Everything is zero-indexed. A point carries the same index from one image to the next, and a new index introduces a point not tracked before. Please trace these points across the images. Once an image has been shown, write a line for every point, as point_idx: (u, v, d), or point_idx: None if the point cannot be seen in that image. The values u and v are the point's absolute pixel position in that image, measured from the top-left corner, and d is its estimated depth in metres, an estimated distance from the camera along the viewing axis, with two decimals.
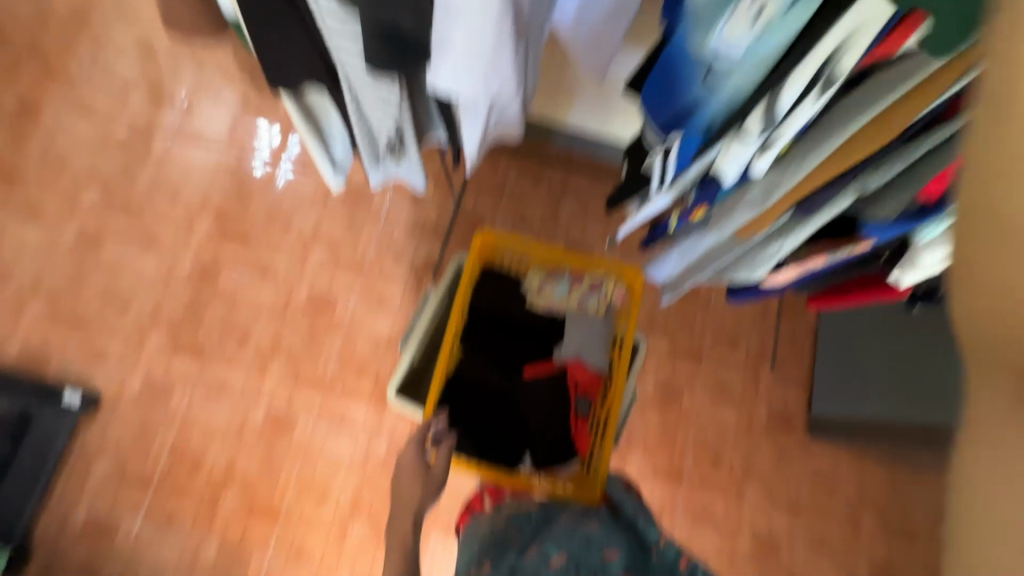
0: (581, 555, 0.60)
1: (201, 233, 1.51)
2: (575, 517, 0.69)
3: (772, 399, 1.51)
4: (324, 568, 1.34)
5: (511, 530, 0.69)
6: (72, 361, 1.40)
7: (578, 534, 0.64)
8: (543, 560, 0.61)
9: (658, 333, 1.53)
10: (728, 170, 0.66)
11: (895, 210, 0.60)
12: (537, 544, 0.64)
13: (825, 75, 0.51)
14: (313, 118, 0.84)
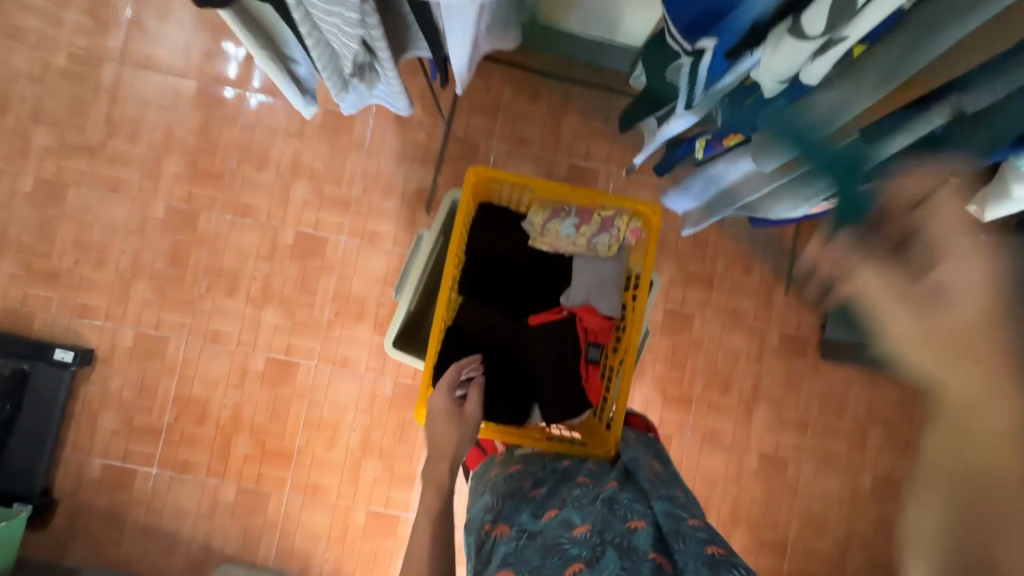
0: (603, 521, 0.60)
1: (171, 173, 1.39)
2: (596, 477, 0.69)
3: (785, 322, 1.47)
4: (341, 503, 1.37)
5: (532, 489, 0.71)
6: (57, 316, 1.34)
7: (599, 499, 0.64)
8: (565, 525, 0.61)
9: (668, 260, 1.45)
10: (771, 79, 0.57)
11: None
12: (559, 508, 0.64)
13: None
14: (265, 35, 0.67)
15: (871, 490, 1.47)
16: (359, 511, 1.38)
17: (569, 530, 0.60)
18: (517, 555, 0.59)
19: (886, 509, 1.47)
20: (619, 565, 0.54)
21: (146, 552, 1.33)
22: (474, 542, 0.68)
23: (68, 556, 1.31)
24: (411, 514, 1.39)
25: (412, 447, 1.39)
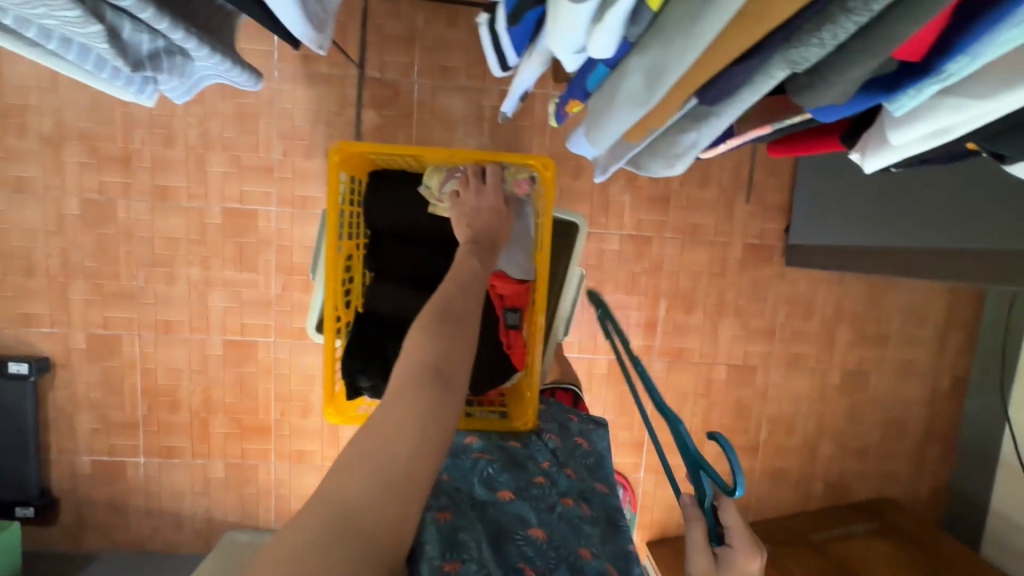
0: (558, 535, 0.61)
1: (75, 164, 1.28)
2: (554, 476, 0.69)
3: (747, 232, 1.41)
4: (327, 464, 1.43)
5: (479, 452, 0.71)
6: (3, 330, 1.32)
7: (554, 509, 0.64)
8: (521, 520, 0.61)
9: (620, 183, 1.37)
10: (574, 42, 0.48)
11: (837, 98, 0.40)
12: (515, 494, 0.64)
13: None
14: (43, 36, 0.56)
15: (840, 384, 1.50)
16: None
17: (524, 527, 0.61)
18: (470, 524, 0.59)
19: (856, 400, 1.50)
20: None
21: (154, 532, 1.41)
22: None
23: (85, 543, 1.40)
24: None
25: None
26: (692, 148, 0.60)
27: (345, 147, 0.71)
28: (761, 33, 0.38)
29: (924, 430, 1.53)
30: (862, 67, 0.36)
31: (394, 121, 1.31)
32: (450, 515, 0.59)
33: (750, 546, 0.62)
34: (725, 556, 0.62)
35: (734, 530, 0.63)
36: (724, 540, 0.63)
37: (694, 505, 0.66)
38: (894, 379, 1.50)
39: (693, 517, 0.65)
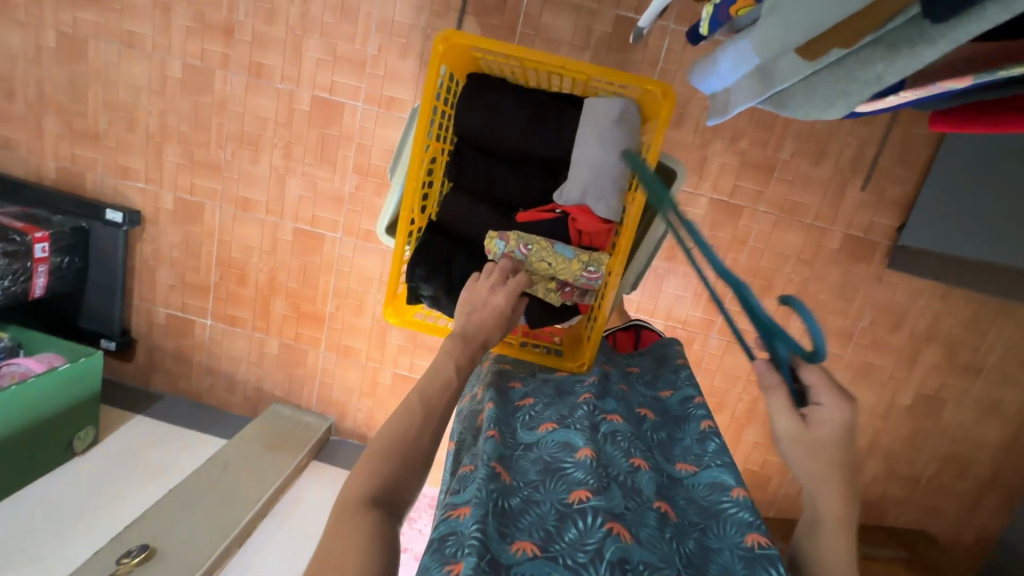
0: (606, 456, 0.56)
1: (181, 26, 1.30)
2: (602, 399, 0.65)
3: (853, 223, 1.27)
4: (371, 363, 1.49)
5: (522, 398, 0.67)
6: (104, 178, 1.41)
7: (603, 429, 0.60)
8: (567, 443, 0.57)
9: (723, 143, 1.24)
10: None
11: None
12: (557, 423, 0.60)
13: None
14: None
15: (910, 406, 1.38)
16: (386, 373, 1.49)
17: (571, 451, 0.56)
18: (515, 463, 0.56)
19: (923, 426, 1.39)
20: (625, 505, 0.51)
21: (211, 388, 1.54)
22: (459, 438, 0.65)
23: (153, 383, 1.56)
24: None
25: None
26: (865, 89, 0.46)
27: (452, 38, 0.67)
28: None
29: (990, 475, 1.40)
30: None
31: (496, 32, 1.23)
32: (485, 456, 0.54)
33: (837, 400, 0.62)
34: (814, 418, 0.62)
35: (820, 391, 0.63)
36: (811, 401, 0.63)
37: (772, 372, 0.65)
38: (973, 415, 1.37)
39: (773, 385, 0.65)
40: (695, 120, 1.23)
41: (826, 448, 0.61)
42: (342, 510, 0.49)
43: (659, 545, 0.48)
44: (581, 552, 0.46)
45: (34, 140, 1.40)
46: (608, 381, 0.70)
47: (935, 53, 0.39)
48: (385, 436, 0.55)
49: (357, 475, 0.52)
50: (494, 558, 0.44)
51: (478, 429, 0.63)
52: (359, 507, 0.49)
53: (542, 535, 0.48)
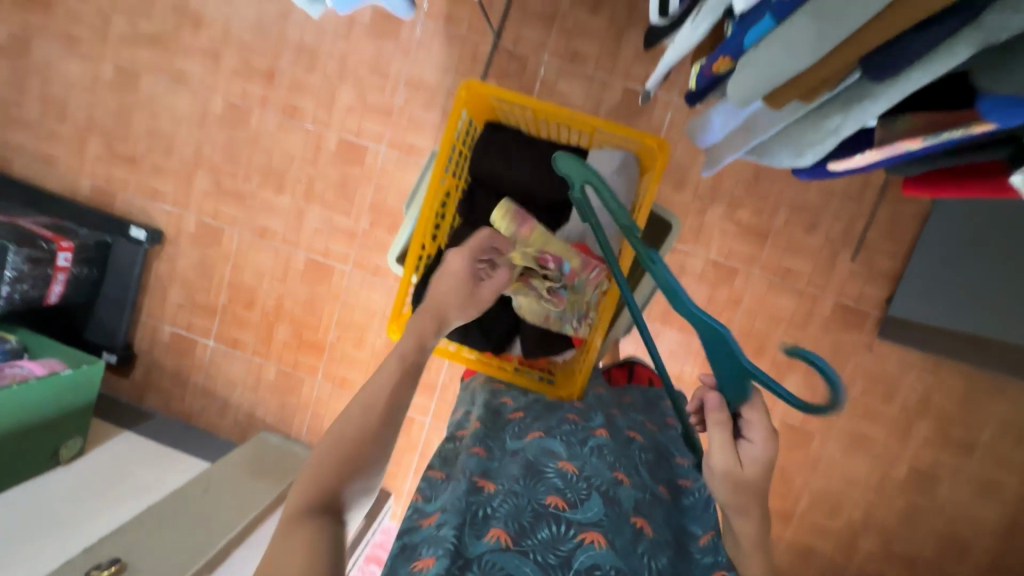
0: (590, 466, 0.57)
1: (228, 69, 1.42)
2: (589, 417, 0.68)
3: (843, 292, 1.31)
4: None
5: (512, 412, 0.70)
6: (135, 198, 1.49)
7: (589, 443, 0.61)
8: (550, 454, 0.58)
9: (719, 208, 1.32)
10: None
11: None
12: (544, 433, 0.63)
13: None
14: None
15: (904, 481, 1.36)
16: None
17: (554, 460, 0.58)
18: (496, 471, 0.58)
19: (918, 503, 1.36)
20: (603, 512, 0.52)
21: (203, 410, 1.55)
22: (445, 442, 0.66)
23: (146, 401, 1.56)
24: (427, 420, 1.48)
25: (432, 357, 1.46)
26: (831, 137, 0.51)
27: (477, 85, 0.75)
28: None
29: (989, 562, 1.36)
30: None
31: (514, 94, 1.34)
32: (468, 467, 0.57)
33: (769, 439, 0.58)
34: (746, 456, 0.58)
35: (750, 427, 0.59)
36: (741, 437, 0.60)
37: (719, 408, 0.60)
38: (968, 496, 1.34)
39: (715, 422, 0.60)
40: (694, 184, 1.31)
41: (750, 486, 0.58)
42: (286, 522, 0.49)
43: (631, 556, 0.49)
44: (552, 554, 0.47)
45: (75, 159, 1.50)
46: (599, 405, 0.72)
47: (882, 107, 0.45)
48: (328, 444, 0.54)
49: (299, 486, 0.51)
50: (464, 554, 0.46)
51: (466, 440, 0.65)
52: (302, 516, 0.49)
53: (515, 527, 0.49)
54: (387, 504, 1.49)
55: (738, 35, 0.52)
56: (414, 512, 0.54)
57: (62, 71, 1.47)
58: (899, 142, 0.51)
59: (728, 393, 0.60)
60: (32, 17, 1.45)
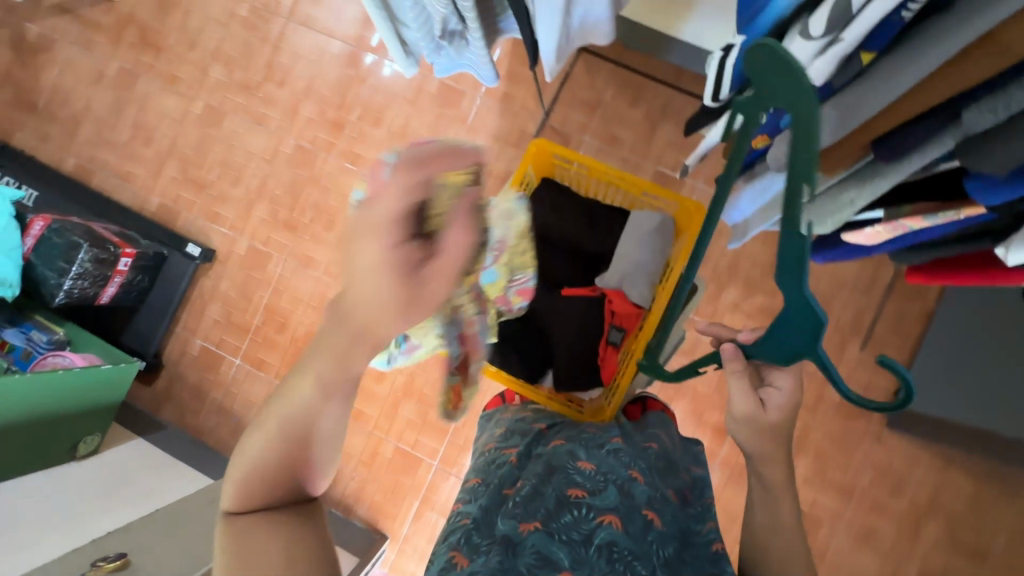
0: (606, 465, 0.64)
1: (304, 117, 1.60)
2: (607, 430, 0.75)
3: (851, 380, 1.35)
4: (378, 430, 1.52)
5: (541, 426, 0.79)
6: (196, 219, 1.62)
7: (606, 448, 0.68)
8: (570, 455, 0.66)
9: (736, 286, 1.40)
10: None
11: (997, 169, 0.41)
12: (565, 442, 0.71)
13: None
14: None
15: None
16: (389, 445, 1.51)
17: (574, 461, 0.65)
18: (525, 473, 0.65)
19: None
20: (618, 501, 0.58)
21: (216, 427, 1.56)
22: (481, 462, 0.75)
23: (162, 411, 1.58)
24: (434, 463, 1.49)
25: None
26: (843, 211, 0.59)
27: (543, 143, 0.89)
28: (951, 89, 0.42)
29: None
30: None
31: None
32: (502, 478, 0.65)
33: (794, 387, 0.65)
34: (770, 403, 0.65)
35: (775, 375, 0.66)
36: (766, 383, 0.67)
37: (735, 359, 0.64)
38: None
39: (737, 369, 0.64)
40: (713, 263, 1.41)
41: (773, 430, 0.65)
42: (238, 531, 0.53)
43: (641, 540, 0.54)
44: (576, 532, 0.54)
45: (150, 179, 1.65)
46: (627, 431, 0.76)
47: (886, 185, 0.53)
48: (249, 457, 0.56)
49: (237, 489, 0.55)
50: (507, 535, 0.54)
51: (500, 454, 0.73)
52: (257, 518, 0.54)
53: (543, 514, 0.56)
54: (382, 548, 1.46)
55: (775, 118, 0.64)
56: (455, 515, 0.62)
57: (158, 104, 1.66)
58: (904, 221, 0.61)
59: (767, 356, 0.59)
60: (144, 57, 1.67)
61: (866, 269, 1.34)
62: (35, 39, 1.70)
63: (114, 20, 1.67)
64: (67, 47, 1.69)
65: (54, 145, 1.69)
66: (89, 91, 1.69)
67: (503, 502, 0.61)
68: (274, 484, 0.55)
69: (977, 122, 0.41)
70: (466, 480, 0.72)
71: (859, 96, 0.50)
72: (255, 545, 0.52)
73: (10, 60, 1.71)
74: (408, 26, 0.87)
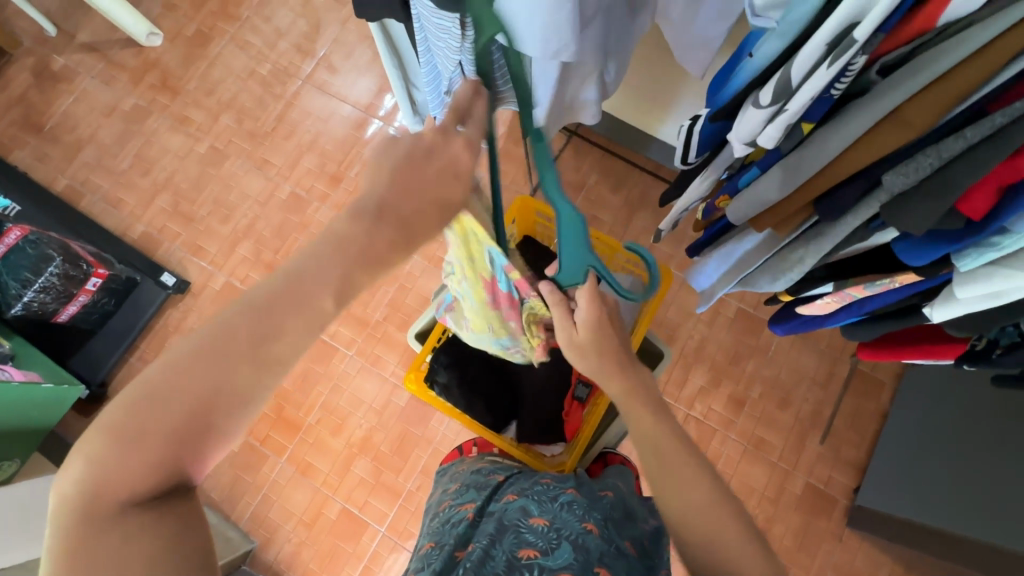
0: (559, 520, 0.62)
1: (303, 168, 1.68)
2: (563, 482, 0.74)
3: (812, 473, 1.36)
4: (326, 486, 1.42)
5: (497, 480, 0.76)
6: (177, 250, 1.63)
7: (560, 501, 0.66)
8: (523, 512, 0.64)
9: (704, 369, 1.42)
10: (736, 136, 0.61)
11: (921, 223, 0.49)
12: (519, 497, 0.69)
13: (844, 40, 0.46)
14: (400, 54, 0.89)
15: None
16: (334, 505, 1.41)
17: (527, 517, 0.63)
18: (476, 533, 0.62)
19: None
20: (572, 557, 0.56)
21: None
22: (433, 522, 0.71)
23: None
24: (381, 530, 1.39)
25: (405, 460, 1.43)
26: (796, 266, 0.68)
27: (528, 200, 1.00)
28: (867, 157, 0.51)
29: None
30: (952, 200, 0.47)
31: None
32: (452, 540, 0.61)
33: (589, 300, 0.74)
34: (575, 319, 0.76)
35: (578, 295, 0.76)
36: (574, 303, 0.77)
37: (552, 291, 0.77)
38: None
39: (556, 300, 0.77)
40: (683, 343, 1.43)
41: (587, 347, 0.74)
42: (83, 531, 0.45)
43: None
44: None
45: (139, 208, 1.67)
46: (590, 487, 0.74)
47: (832, 241, 0.62)
48: (142, 409, 0.48)
49: (110, 454, 0.47)
50: None
51: (449, 516, 0.69)
52: (115, 512, 0.46)
53: None
54: None
55: (736, 180, 0.70)
56: None
57: (164, 140, 1.73)
58: (850, 290, 0.68)
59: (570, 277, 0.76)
60: (160, 98, 1.76)
61: (824, 364, 1.39)
62: (59, 69, 1.79)
63: (140, 63, 1.78)
64: (88, 80, 1.78)
65: (51, 165, 1.72)
66: (100, 121, 1.75)
67: (454, 567, 0.57)
68: (172, 439, 0.49)
69: (895, 183, 0.50)
70: (418, 544, 0.67)
71: (801, 160, 0.56)
72: (122, 547, 0.45)
73: (28, 84, 1.78)
74: (420, 89, 0.97)
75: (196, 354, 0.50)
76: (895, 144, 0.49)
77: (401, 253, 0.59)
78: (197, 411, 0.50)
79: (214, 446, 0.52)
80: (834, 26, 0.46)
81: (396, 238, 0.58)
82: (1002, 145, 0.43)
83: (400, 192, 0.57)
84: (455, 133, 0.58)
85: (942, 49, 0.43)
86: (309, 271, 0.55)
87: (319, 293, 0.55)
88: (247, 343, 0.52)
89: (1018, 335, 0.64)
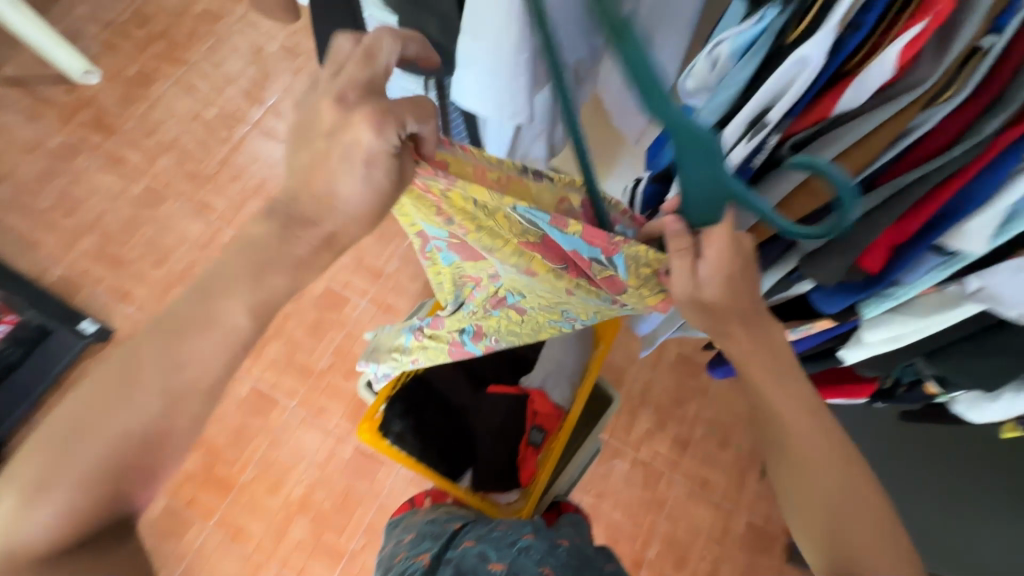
0: (517, 564, 0.62)
1: (248, 212, 1.64)
2: (520, 527, 0.73)
3: (753, 511, 1.41)
4: (259, 551, 1.31)
5: (454, 528, 0.75)
6: (100, 296, 1.52)
7: (517, 544, 0.66)
8: (481, 557, 0.63)
9: (648, 413, 1.47)
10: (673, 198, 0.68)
11: (832, 276, 0.56)
12: (476, 542, 0.68)
13: (759, 121, 0.54)
14: None
15: None
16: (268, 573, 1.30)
17: (485, 562, 0.62)
18: None
19: None
20: None
21: None
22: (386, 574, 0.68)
23: None
24: None
25: (349, 519, 1.35)
26: None
27: None
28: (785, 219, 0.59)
29: None
30: (855, 257, 0.54)
31: None
32: None
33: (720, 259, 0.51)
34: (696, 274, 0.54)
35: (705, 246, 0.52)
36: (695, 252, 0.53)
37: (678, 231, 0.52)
38: None
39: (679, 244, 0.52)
40: (629, 387, 1.48)
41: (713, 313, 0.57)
42: None
43: None
44: None
45: (59, 250, 1.56)
46: (547, 533, 0.74)
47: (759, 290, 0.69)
48: (51, 459, 0.47)
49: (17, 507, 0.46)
50: None
51: (404, 566, 0.67)
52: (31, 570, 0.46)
53: None
54: None
55: None
56: None
57: (93, 180, 1.64)
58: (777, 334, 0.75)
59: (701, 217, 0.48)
60: (93, 136, 1.68)
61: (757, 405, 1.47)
62: None
63: (72, 100, 1.71)
64: (11, 115, 1.68)
65: None
66: (21, 157, 1.64)
67: None
68: (86, 484, 0.47)
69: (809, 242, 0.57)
70: None
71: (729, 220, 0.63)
72: None
73: None
74: None
75: (94, 396, 0.49)
76: (807, 209, 0.57)
77: (327, 255, 0.56)
78: (109, 453, 0.48)
79: (136, 482, 0.50)
80: (751, 110, 0.54)
81: (316, 242, 0.55)
82: (890, 212, 0.51)
83: (309, 182, 0.54)
84: (355, 105, 0.51)
85: (838, 133, 0.51)
86: (220, 279, 0.53)
87: (219, 304, 0.52)
88: (155, 367, 0.50)
89: (915, 375, 0.74)
